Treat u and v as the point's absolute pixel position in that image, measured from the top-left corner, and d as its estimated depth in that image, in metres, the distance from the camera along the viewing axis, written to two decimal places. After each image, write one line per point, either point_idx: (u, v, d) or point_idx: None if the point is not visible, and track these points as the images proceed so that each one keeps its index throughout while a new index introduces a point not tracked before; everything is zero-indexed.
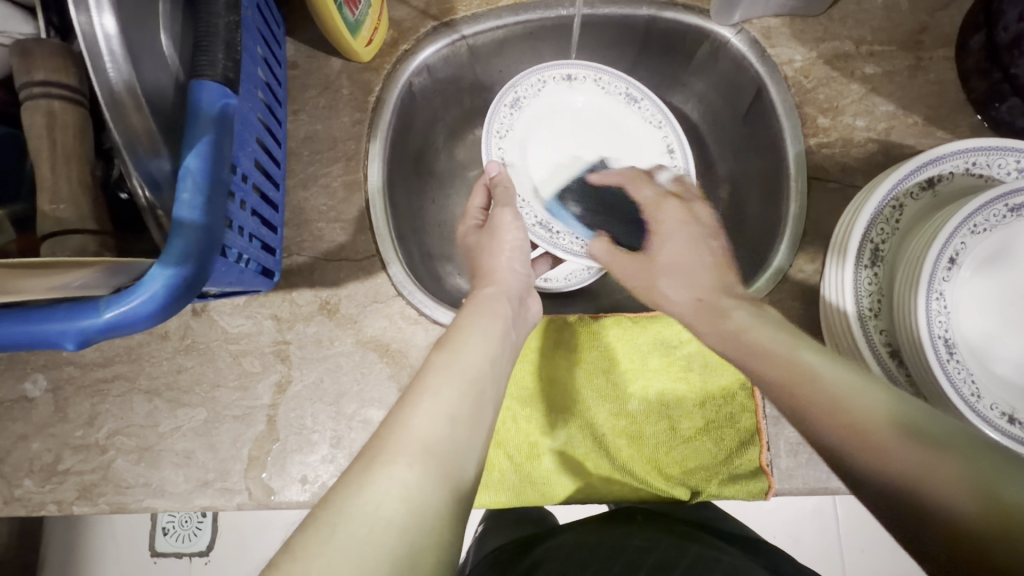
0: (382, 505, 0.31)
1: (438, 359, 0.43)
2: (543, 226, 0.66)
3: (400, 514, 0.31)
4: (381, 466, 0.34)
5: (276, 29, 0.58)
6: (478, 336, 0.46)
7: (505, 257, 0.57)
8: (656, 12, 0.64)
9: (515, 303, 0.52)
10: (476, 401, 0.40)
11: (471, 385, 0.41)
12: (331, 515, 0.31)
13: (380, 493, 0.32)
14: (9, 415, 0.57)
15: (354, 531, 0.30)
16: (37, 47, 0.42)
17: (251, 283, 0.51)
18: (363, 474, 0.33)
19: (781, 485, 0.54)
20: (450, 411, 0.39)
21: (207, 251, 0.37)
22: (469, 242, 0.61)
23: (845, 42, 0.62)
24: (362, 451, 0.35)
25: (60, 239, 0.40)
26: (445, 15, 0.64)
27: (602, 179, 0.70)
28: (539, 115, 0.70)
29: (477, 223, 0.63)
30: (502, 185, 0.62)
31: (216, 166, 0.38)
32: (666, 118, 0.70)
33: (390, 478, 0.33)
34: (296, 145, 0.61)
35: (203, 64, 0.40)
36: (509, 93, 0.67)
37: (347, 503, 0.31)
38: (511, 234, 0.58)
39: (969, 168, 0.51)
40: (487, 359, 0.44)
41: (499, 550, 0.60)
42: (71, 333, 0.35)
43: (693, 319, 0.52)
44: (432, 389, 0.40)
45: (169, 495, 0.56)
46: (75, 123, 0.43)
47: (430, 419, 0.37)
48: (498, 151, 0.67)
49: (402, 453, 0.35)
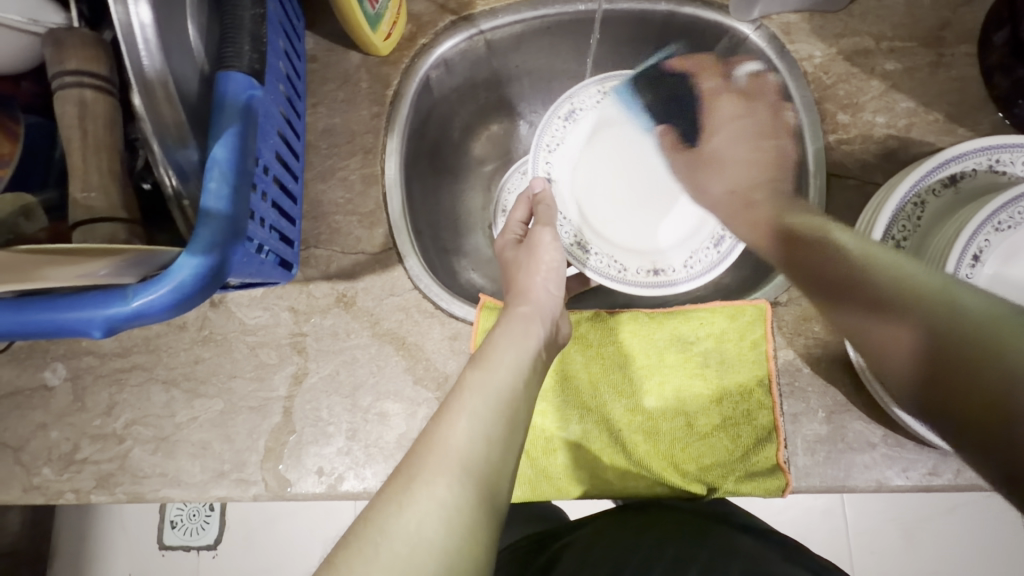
0: (423, 525, 0.33)
1: (472, 376, 0.43)
2: (580, 246, 0.63)
3: (440, 535, 0.33)
4: (421, 485, 0.35)
5: (297, 23, 0.58)
6: (512, 355, 0.46)
7: (541, 278, 0.54)
8: (675, 7, 0.64)
9: (548, 325, 0.51)
10: (509, 422, 0.42)
11: (505, 407, 0.42)
12: (374, 533, 0.33)
13: (422, 513, 0.34)
14: (29, 404, 0.57)
15: (397, 551, 0.32)
16: (69, 37, 0.42)
17: (271, 275, 0.52)
18: (403, 494, 0.35)
19: (798, 484, 0.54)
20: (486, 431, 0.40)
21: (231, 240, 0.37)
22: (505, 256, 0.59)
23: (865, 38, 0.61)
24: (403, 465, 0.37)
25: (90, 227, 0.41)
26: (464, 9, 0.64)
27: (677, 64, 0.66)
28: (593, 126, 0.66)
29: (515, 237, 0.61)
30: (545, 204, 0.59)
31: (243, 158, 0.39)
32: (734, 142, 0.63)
33: (430, 497, 0.35)
34: (315, 138, 0.61)
35: (230, 56, 0.40)
36: (565, 104, 0.64)
37: (389, 521, 0.33)
38: (549, 254, 0.56)
39: (992, 165, 0.51)
40: (519, 378, 0.45)
41: (514, 546, 0.60)
42: (98, 321, 0.35)
43: (724, 205, 0.59)
44: (468, 409, 0.40)
45: (185, 485, 0.56)
46: (105, 112, 0.43)
47: (467, 435, 0.39)
48: (545, 165, 0.65)
49: (442, 473, 0.36)
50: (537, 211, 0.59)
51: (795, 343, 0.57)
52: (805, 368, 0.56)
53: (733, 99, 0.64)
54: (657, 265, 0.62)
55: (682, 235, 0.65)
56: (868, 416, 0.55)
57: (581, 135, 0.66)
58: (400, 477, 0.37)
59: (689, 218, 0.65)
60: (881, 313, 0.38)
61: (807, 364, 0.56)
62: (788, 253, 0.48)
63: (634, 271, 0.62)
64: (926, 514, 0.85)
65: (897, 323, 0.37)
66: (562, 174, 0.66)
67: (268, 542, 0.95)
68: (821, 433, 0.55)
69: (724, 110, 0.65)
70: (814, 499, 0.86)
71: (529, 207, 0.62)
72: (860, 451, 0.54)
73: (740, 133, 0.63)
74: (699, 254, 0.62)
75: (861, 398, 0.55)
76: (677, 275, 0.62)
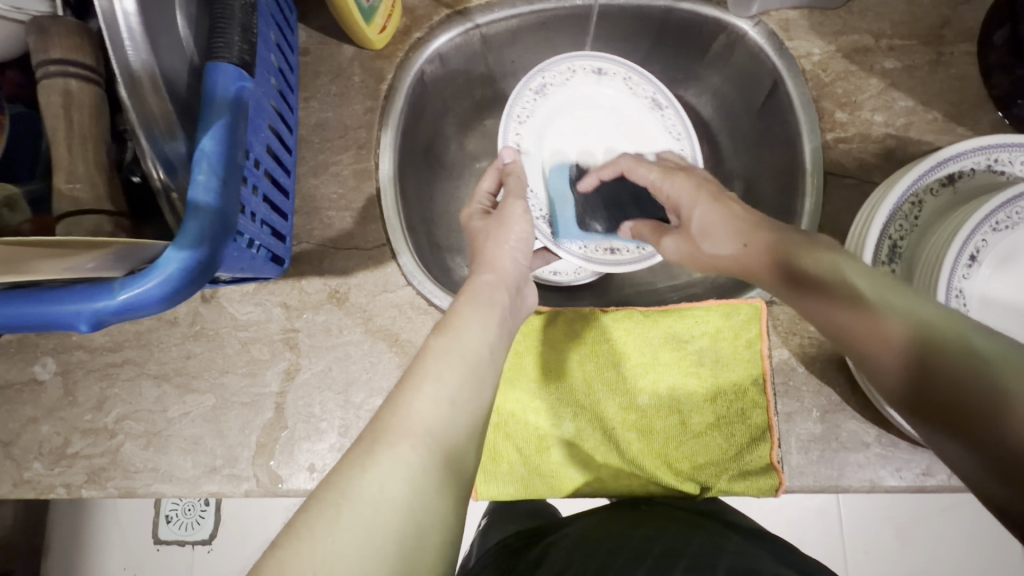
0: (387, 488, 0.34)
1: (436, 343, 0.43)
2: (545, 220, 0.66)
3: (404, 495, 0.34)
4: (385, 447, 0.36)
5: (289, 14, 0.58)
6: (478, 323, 0.45)
7: (510, 247, 0.54)
8: (672, 3, 0.63)
9: (512, 294, 0.51)
10: (476, 386, 0.41)
11: (471, 371, 0.42)
12: (335, 495, 0.33)
13: (385, 476, 0.34)
14: (19, 398, 0.57)
15: (360, 514, 0.32)
16: (54, 26, 0.42)
17: (263, 270, 0.51)
18: (366, 456, 0.35)
19: (791, 483, 0.54)
20: (452, 395, 0.40)
21: (220, 235, 0.37)
22: (473, 226, 0.57)
23: (864, 35, 0.61)
24: (366, 431, 0.37)
25: (76, 219, 0.40)
26: (459, 3, 0.64)
27: (590, 183, 0.66)
28: (562, 106, 0.69)
29: (483, 208, 0.59)
30: (515, 175, 0.59)
31: (231, 151, 0.38)
32: (687, 132, 0.69)
33: (394, 460, 0.35)
34: (308, 132, 0.61)
35: (219, 46, 0.40)
36: (536, 78, 0.66)
37: (351, 483, 0.34)
38: (520, 226, 0.55)
39: (990, 165, 0.50)
40: (486, 346, 0.44)
41: (505, 541, 0.60)
42: (86, 314, 0.35)
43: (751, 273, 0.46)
44: (433, 374, 0.40)
45: (176, 481, 0.56)
46: (92, 103, 0.43)
47: (432, 402, 0.39)
48: (515, 135, 0.67)
49: (405, 437, 0.36)
50: (506, 182, 0.59)
51: (789, 342, 0.57)
52: (800, 367, 0.56)
53: (681, 177, 0.55)
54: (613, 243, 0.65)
55: None
56: (862, 416, 0.55)
57: (551, 109, 0.69)
58: (365, 442, 0.36)
59: None
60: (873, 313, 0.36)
61: (802, 363, 0.56)
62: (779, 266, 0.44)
63: (592, 249, 0.65)
64: (921, 515, 0.85)
65: (884, 323, 0.35)
66: (531, 146, 0.68)
67: (261, 538, 0.94)
68: (816, 433, 0.55)
69: (675, 190, 0.55)
70: (809, 499, 0.86)
71: (498, 177, 0.60)
72: (854, 451, 0.54)
73: (727, 208, 0.49)
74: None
75: (856, 397, 0.55)
76: (629, 256, 0.65)
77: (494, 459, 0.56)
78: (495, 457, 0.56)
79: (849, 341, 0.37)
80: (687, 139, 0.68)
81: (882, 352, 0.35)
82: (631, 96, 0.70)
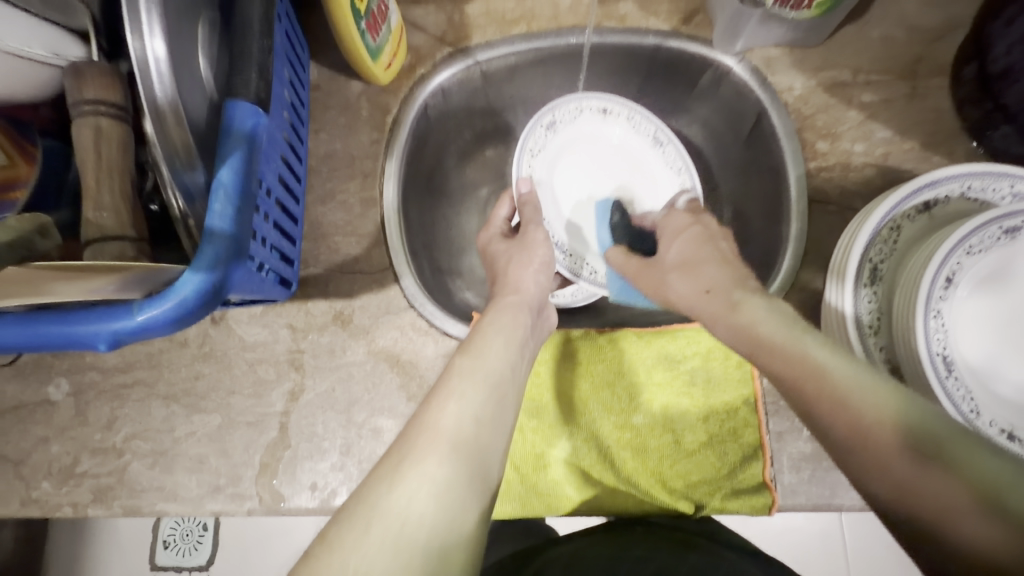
0: (413, 500, 0.35)
1: (461, 362, 0.46)
2: (561, 248, 0.69)
3: (432, 507, 0.36)
4: (412, 464, 0.37)
5: (302, 53, 0.62)
6: (499, 341, 0.48)
7: (533, 270, 0.57)
8: (662, 41, 0.67)
9: (535, 314, 0.54)
10: (499, 404, 0.44)
11: (494, 390, 0.44)
12: (366, 510, 0.35)
13: (412, 490, 0.36)
14: (31, 418, 0.59)
15: (388, 525, 0.34)
16: (89, 68, 0.45)
17: (271, 293, 0.53)
18: (394, 473, 0.37)
19: (784, 502, 0.55)
20: (475, 412, 0.42)
21: (233, 258, 0.39)
22: (494, 249, 0.62)
23: (843, 71, 0.64)
24: (391, 449, 0.39)
25: (99, 246, 0.43)
26: (461, 42, 0.68)
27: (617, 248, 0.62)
28: (570, 141, 0.72)
29: (501, 230, 0.64)
30: (531, 205, 0.62)
31: (246, 181, 0.41)
32: (686, 167, 0.72)
33: (422, 474, 0.37)
34: (317, 162, 0.64)
35: (237, 85, 0.43)
36: (547, 115, 0.69)
37: (379, 499, 0.35)
38: (542, 250, 0.59)
39: (964, 192, 0.53)
40: (508, 363, 0.47)
41: (499, 562, 0.60)
42: (104, 334, 0.37)
43: (704, 311, 0.49)
44: (457, 392, 0.43)
45: (181, 500, 0.57)
46: (119, 137, 0.46)
47: (456, 418, 0.41)
48: (528, 168, 0.68)
49: (431, 451, 0.38)
50: (523, 212, 0.62)
51: None
52: None
53: (685, 214, 0.60)
54: None
55: None
56: None
57: (559, 143, 0.71)
58: (390, 459, 0.38)
59: None
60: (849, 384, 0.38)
61: None
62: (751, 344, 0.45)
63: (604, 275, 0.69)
64: None
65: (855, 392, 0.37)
66: (543, 177, 0.70)
67: (257, 562, 0.94)
68: (807, 451, 0.56)
69: (673, 223, 0.60)
70: (811, 523, 0.85)
71: (513, 205, 0.66)
72: None
73: (698, 233, 0.57)
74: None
75: None
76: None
77: None
78: None
79: (816, 412, 0.39)
80: (686, 172, 0.71)
81: (860, 414, 0.36)
82: (632, 132, 0.73)
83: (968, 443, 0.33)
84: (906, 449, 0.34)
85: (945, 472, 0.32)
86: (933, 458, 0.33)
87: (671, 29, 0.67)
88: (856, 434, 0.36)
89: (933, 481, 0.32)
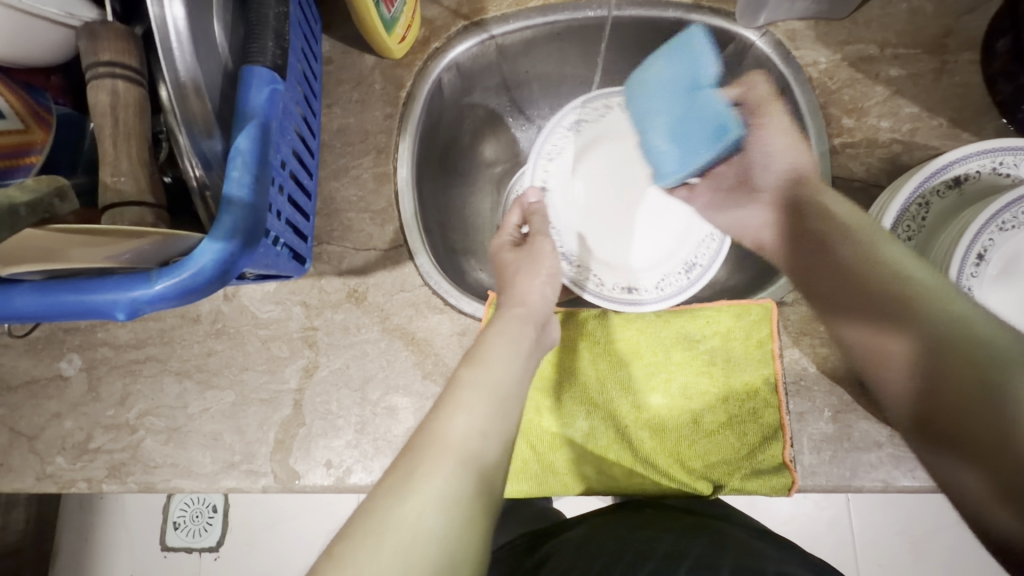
0: (423, 515, 0.36)
1: (466, 375, 0.45)
2: (566, 259, 0.64)
3: (439, 525, 0.36)
4: (423, 478, 0.38)
5: (315, 25, 0.60)
6: (503, 348, 0.48)
7: (539, 281, 0.56)
8: (683, 15, 0.65)
9: (539, 327, 0.52)
10: (504, 416, 0.44)
11: (499, 399, 0.44)
12: (374, 527, 0.35)
13: (419, 503, 0.36)
14: (45, 393, 0.58)
15: (397, 537, 0.34)
16: (103, 30, 0.44)
17: (285, 269, 0.53)
18: (403, 488, 0.37)
19: (804, 482, 0.54)
20: (483, 425, 0.43)
21: (252, 230, 0.38)
22: (503, 257, 0.60)
23: (870, 45, 0.63)
24: (402, 457, 0.40)
25: (119, 211, 0.42)
26: (476, 15, 0.66)
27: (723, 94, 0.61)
28: (595, 140, 0.68)
29: (512, 239, 0.62)
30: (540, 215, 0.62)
31: (264, 148, 0.40)
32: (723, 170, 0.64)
33: (431, 487, 0.38)
34: (329, 137, 0.63)
35: (254, 51, 0.42)
36: (571, 114, 0.65)
37: (390, 513, 0.36)
38: (551, 260, 0.58)
39: (995, 167, 0.51)
40: (515, 377, 0.47)
41: (511, 545, 0.60)
42: (122, 303, 0.36)
43: (809, 205, 0.54)
44: (465, 406, 0.43)
45: (195, 476, 0.57)
46: (136, 102, 0.45)
47: (467, 428, 0.42)
48: (542, 174, 0.66)
49: (440, 466, 0.39)
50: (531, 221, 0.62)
51: (801, 343, 0.57)
52: (812, 368, 0.56)
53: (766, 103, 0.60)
54: (632, 282, 0.62)
55: (647, 260, 0.65)
56: (875, 416, 0.55)
57: (584, 144, 0.67)
58: (397, 472, 0.39)
59: (652, 250, 0.65)
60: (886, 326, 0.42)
61: (814, 364, 0.56)
62: (829, 282, 0.48)
63: (609, 287, 0.62)
64: (937, 528, 0.84)
65: (896, 336, 0.41)
66: (557, 185, 0.66)
67: (266, 544, 0.94)
68: (828, 432, 0.55)
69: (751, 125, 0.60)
70: (821, 510, 0.84)
71: (524, 213, 0.63)
72: (867, 450, 0.54)
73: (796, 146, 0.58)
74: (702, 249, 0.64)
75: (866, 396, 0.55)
76: (649, 294, 0.61)
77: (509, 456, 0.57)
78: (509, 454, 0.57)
79: (866, 357, 0.43)
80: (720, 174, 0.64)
81: (896, 359, 0.40)
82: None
83: (996, 379, 0.35)
84: (931, 406, 0.38)
85: (964, 441, 0.35)
86: (952, 428, 0.36)
87: (693, 3, 0.65)
88: (893, 379, 0.41)
89: (953, 431, 0.36)
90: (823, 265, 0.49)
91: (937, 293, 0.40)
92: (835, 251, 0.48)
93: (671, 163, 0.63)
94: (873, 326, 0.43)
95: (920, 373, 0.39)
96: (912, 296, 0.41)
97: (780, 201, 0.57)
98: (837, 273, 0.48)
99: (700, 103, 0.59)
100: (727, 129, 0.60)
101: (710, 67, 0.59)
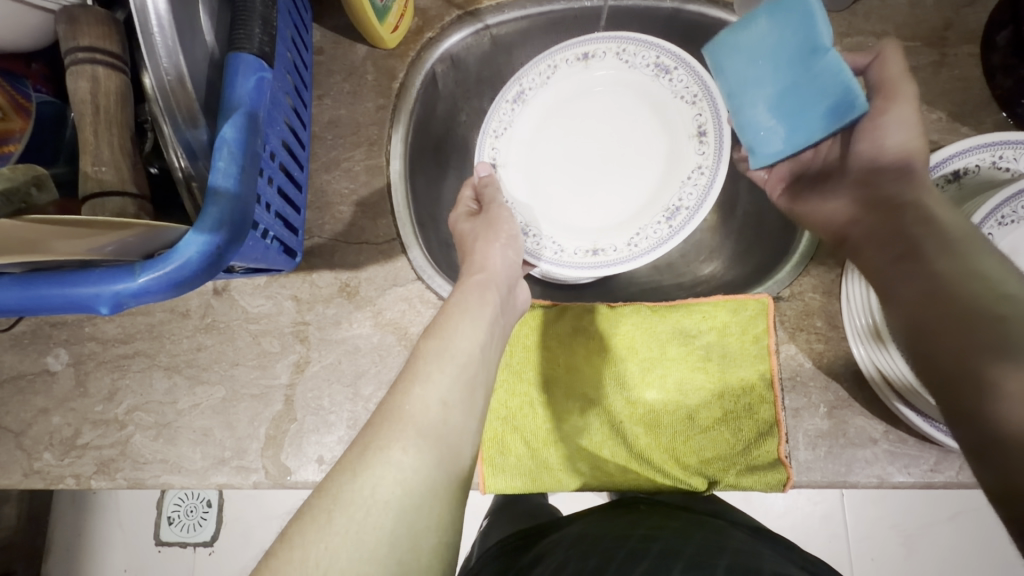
0: (378, 490, 0.36)
1: (426, 347, 0.44)
2: (528, 232, 0.62)
3: (394, 495, 0.36)
4: (376, 452, 0.38)
5: (305, 14, 0.59)
6: (466, 322, 0.46)
7: (500, 246, 0.54)
8: (680, 5, 0.64)
9: (503, 291, 0.52)
10: (470, 388, 0.43)
11: (463, 372, 0.44)
12: (329, 502, 0.35)
13: (377, 479, 0.37)
14: (31, 389, 0.57)
15: (350, 516, 0.35)
16: (83, 14, 0.43)
17: (275, 262, 0.52)
18: (358, 463, 0.37)
19: (799, 478, 0.54)
20: (443, 395, 0.42)
21: (240, 222, 0.37)
22: (460, 228, 0.58)
23: (869, 37, 0.62)
24: (358, 437, 0.39)
25: (100, 201, 0.41)
26: (470, 4, 0.65)
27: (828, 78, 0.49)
28: (546, 109, 0.66)
29: (467, 211, 0.60)
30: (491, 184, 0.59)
31: (251, 138, 0.39)
32: (703, 93, 0.60)
33: (387, 464, 0.37)
34: (320, 129, 0.62)
35: (240, 38, 0.41)
36: (513, 88, 0.64)
37: (343, 490, 0.36)
38: (507, 223, 0.56)
39: (995, 162, 0.51)
40: (477, 345, 0.45)
41: (504, 542, 0.60)
42: (105, 296, 0.35)
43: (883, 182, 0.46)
44: (423, 376, 0.42)
45: (186, 472, 0.56)
46: (118, 90, 0.44)
47: (424, 404, 0.41)
48: (491, 151, 0.64)
49: (397, 440, 0.39)
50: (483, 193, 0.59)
51: (797, 338, 0.56)
52: (808, 364, 0.56)
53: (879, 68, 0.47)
54: (598, 245, 0.62)
55: (620, 216, 0.64)
56: (869, 412, 0.55)
57: (532, 116, 0.66)
58: (357, 448, 0.39)
59: (629, 203, 0.64)
60: (914, 291, 0.38)
61: (810, 360, 0.56)
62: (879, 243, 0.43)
63: (571, 252, 0.62)
64: (930, 522, 0.84)
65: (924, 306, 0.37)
66: (511, 162, 0.65)
67: (260, 539, 0.93)
68: (823, 428, 0.55)
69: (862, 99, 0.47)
70: (814, 505, 0.84)
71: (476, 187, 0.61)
72: (862, 446, 0.54)
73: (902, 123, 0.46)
74: (688, 189, 0.60)
75: (862, 392, 0.55)
76: (621, 254, 0.61)
77: (502, 451, 0.57)
78: (503, 450, 0.57)
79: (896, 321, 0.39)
80: (702, 99, 0.60)
81: (913, 330, 0.37)
82: (628, 69, 0.64)
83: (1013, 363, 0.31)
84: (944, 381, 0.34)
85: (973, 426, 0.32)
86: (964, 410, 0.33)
87: None
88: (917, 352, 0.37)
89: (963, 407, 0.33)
90: (877, 233, 0.44)
91: (999, 280, 0.35)
92: (901, 221, 0.42)
93: (778, 144, 0.51)
94: (913, 291, 0.38)
95: (948, 352, 0.34)
96: (957, 273, 0.37)
97: (868, 187, 0.47)
98: (887, 240, 0.42)
99: (816, 70, 0.46)
100: (851, 103, 0.45)
101: (823, 25, 0.46)
